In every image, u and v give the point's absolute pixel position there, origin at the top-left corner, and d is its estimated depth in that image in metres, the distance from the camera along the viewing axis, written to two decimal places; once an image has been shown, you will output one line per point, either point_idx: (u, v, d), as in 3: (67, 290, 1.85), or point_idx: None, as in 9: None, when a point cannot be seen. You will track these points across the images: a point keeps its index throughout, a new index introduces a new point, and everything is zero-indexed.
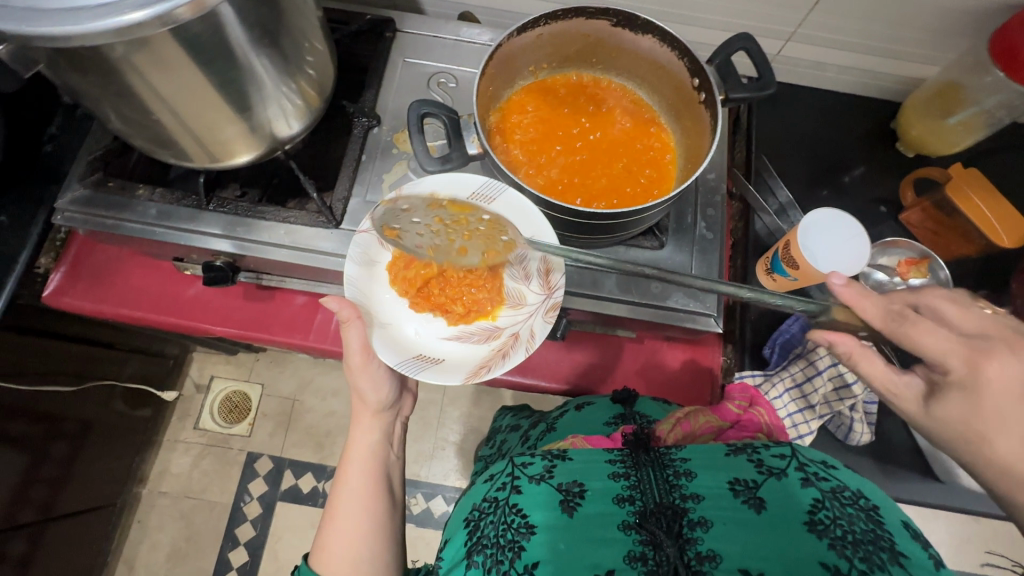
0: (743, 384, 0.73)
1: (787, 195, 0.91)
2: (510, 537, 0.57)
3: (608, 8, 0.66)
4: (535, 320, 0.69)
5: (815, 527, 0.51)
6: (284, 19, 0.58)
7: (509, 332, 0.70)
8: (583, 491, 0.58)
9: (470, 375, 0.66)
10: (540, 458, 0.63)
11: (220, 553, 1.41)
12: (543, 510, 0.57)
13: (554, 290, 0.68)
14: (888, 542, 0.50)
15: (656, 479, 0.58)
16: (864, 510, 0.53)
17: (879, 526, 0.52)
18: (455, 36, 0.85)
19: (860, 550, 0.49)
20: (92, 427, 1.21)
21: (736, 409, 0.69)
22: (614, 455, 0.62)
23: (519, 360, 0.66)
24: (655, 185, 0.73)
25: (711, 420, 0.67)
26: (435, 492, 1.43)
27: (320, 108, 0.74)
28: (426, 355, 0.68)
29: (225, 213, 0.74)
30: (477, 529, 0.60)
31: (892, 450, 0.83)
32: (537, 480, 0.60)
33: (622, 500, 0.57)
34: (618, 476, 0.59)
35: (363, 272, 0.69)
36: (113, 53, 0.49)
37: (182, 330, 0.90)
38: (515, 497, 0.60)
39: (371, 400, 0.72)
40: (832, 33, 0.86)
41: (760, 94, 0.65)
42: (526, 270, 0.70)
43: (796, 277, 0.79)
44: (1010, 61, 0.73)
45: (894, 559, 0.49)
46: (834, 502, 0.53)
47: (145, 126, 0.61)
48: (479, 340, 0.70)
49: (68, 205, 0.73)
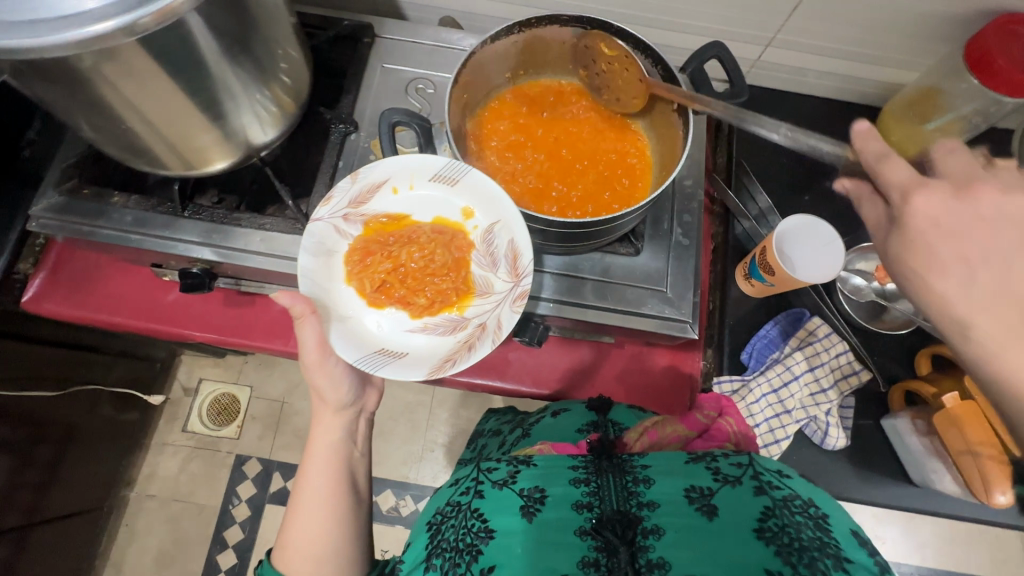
0: (714, 394, 0.69)
1: (767, 201, 0.90)
2: (469, 541, 0.59)
3: (581, 15, 0.67)
4: (502, 310, 0.66)
5: (764, 534, 0.52)
6: (255, 26, 0.58)
7: (476, 323, 0.67)
8: (544, 496, 0.60)
9: (433, 370, 0.64)
10: (505, 463, 0.65)
11: (208, 556, 1.41)
12: (502, 515, 0.59)
13: (522, 277, 0.66)
14: (833, 549, 0.50)
15: (615, 485, 0.60)
16: (813, 518, 0.53)
17: (827, 534, 0.52)
18: (435, 41, 0.85)
19: (805, 557, 0.50)
20: (78, 431, 1.20)
21: (704, 419, 0.67)
22: (577, 462, 0.63)
23: (485, 352, 0.64)
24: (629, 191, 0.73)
25: (678, 430, 0.66)
26: (423, 494, 1.44)
27: (297, 114, 0.74)
28: (390, 349, 0.66)
29: (202, 220, 0.74)
30: (438, 532, 0.62)
31: (870, 455, 0.84)
32: (500, 485, 0.62)
33: (581, 506, 0.58)
34: (579, 481, 0.60)
35: (319, 262, 0.67)
36: (81, 63, 0.48)
37: (162, 335, 0.90)
38: (477, 501, 0.62)
39: (330, 399, 0.71)
40: (810, 39, 0.87)
41: (732, 102, 0.66)
42: (493, 255, 0.68)
43: (773, 282, 0.79)
44: (985, 68, 0.73)
45: (838, 565, 0.49)
46: (785, 509, 0.53)
47: (117, 135, 0.60)
48: (445, 331, 0.67)
49: (42, 212, 0.73)
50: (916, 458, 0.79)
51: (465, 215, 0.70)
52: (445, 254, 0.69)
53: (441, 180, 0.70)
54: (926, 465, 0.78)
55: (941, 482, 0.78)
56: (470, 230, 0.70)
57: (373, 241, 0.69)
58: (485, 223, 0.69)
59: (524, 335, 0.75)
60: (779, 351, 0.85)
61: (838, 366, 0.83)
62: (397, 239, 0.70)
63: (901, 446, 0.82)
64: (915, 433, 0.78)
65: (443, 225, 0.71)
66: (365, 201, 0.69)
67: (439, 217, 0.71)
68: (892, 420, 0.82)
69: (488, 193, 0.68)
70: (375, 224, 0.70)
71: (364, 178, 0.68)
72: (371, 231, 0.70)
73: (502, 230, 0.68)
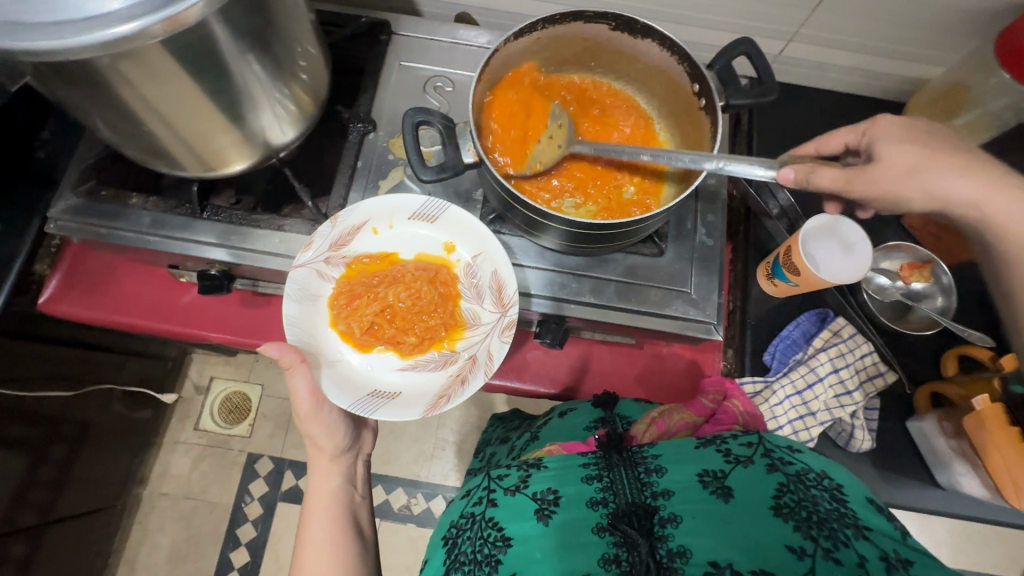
0: (715, 377, 0.73)
1: (789, 198, 0.86)
2: (487, 552, 0.58)
3: (608, 12, 0.64)
4: (492, 340, 0.70)
5: (781, 511, 0.53)
6: (275, 25, 0.57)
7: (466, 356, 0.71)
8: (558, 498, 0.59)
9: (429, 408, 0.67)
10: (516, 469, 0.65)
11: (221, 554, 1.41)
12: (517, 521, 0.59)
13: (508, 307, 0.69)
14: (852, 518, 0.53)
15: (628, 477, 0.60)
16: (827, 490, 0.55)
17: (842, 505, 0.54)
18: (452, 38, 0.83)
19: (824, 529, 0.51)
20: (91, 430, 1.21)
21: (709, 403, 0.70)
22: (588, 459, 0.63)
23: (479, 383, 0.68)
24: (554, 135, 0.70)
25: (685, 417, 0.69)
26: (435, 492, 1.43)
27: (314, 114, 0.73)
28: (381, 390, 0.69)
29: (220, 222, 0.73)
30: (455, 546, 0.62)
31: (893, 456, 0.83)
32: (512, 491, 0.62)
33: (596, 503, 0.58)
34: (592, 478, 0.60)
35: (305, 308, 0.70)
36: (101, 64, 0.48)
37: (177, 336, 0.89)
38: (492, 510, 0.61)
39: (327, 447, 0.75)
40: (834, 34, 0.85)
41: (761, 100, 0.64)
42: (477, 288, 0.73)
43: (798, 282, 0.78)
44: (1017, 63, 0.71)
45: (859, 534, 0.51)
46: (799, 485, 0.55)
47: (137, 137, 0.60)
48: (436, 366, 0.71)
49: (61, 214, 0.73)
50: (942, 460, 0.78)
51: (448, 249, 0.75)
52: (430, 292, 0.72)
53: (422, 218, 0.74)
54: (951, 467, 0.77)
55: (966, 485, 0.77)
56: (452, 263, 0.75)
57: (357, 282, 0.73)
58: (467, 257, 0.74)
59: (543, 336, 0.75)
60: (803, 351, 0.83)
61: (864, 366, 0.82)
62: (380, 279, 0.73)
63: (927, 449, 0.80)
64: (942, 434, 0.77)
65: (425, 261, 0.75)
66: (346, 243, 0.72)
67: (421, 254, 0.75)
68: (918, 422, 0.81)
69: (469, 230, 0.73)
70: (357, 265, 0.73)
71: (345, 222, 0.71)
72: (354, 272, 0.73)
73: (484, 262, 0.73)
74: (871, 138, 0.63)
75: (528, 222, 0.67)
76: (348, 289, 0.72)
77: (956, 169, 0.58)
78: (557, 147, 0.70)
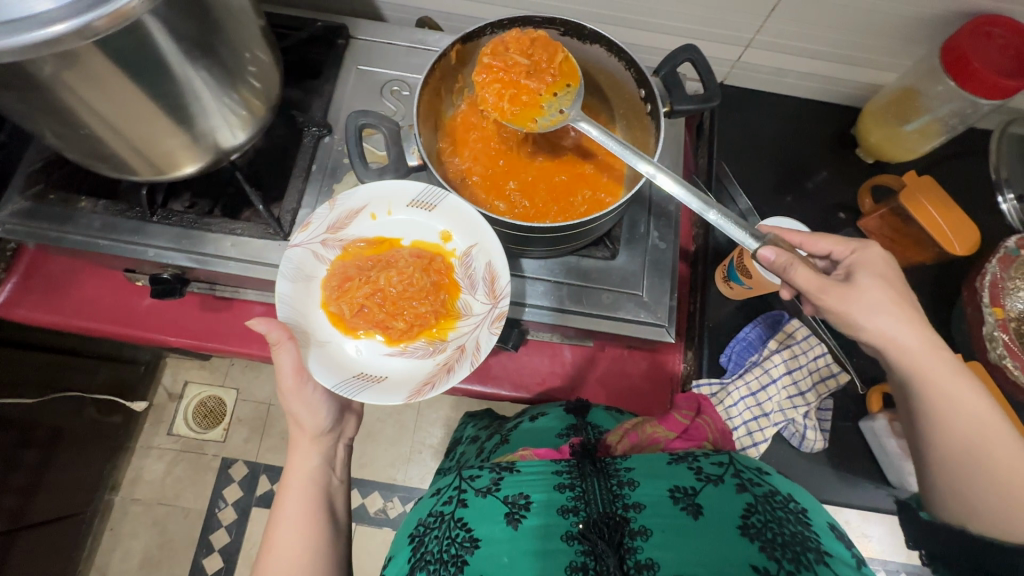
0: (689, 393, 0.71)
1: (748, 204, 0.90)
2: (454, 552, 0.57)
3: (555, 18, 0.66)
4: (481, 331, 0.68)
5: (748, 530, 0.52)
6: (219, 29, 0.57)
7: (455, 345, 0.69)
8: (528, 503, 0.58)
9: (412, 394, 0.66)
10: (487, 470, 0.63)
11: (195, 559, 1.39)
12: (488, 524, 0.58)
13: (500, 300, 0.68)
14: (815, 543, 0.52)
15: (600, 488, 0.58)
16: (793, 513, 0.54)
17: (807, 528, 0.53)
18: (410, 42, 0.84)
19: (788, 551, 0.51)
20: (60, 435, 1.20)
21: (684, 419, 0.67)
22: (561, 467, 0.62)
23: (465, 373, 0.66)
24: (560, 96, 0.67)
25: (658, 431, 0.66)
26: (411, 496, 1.43)
27: (267, 117, 0.73)
28: (368, 373, 0.68)
29: (172, 225, 0.73)
30: (421, 544, 0.61)
31: (851, 455, 0.84)
32: (483, 493, 0.61)
33: (566, 510, 0.57)
34: (564, 487, 0.59)
35: (298, 287, 0.69)
36: (40, 71, 0.48)
37: (139, 340, 0.89)
38: (461, 510, 0.60)
39: (308, 425, 0.71)
40: (789, 40, 0.86)
41: (705, 106, 0.66)
42: (471, 278, 0.71)
43: (750, 285, 0.80)
44: (961, 70, 0.73)
45: (820, 559, 0.51)
46: (766, 505, 0.54)
47: (81, 141, 0.59)
48: (424, 354, 0.69)
49: (9, 217, 0.73)
50: (893, 459, 0.79)
51: (444, 239, 0.73)
52: (423, 279, 0.70)
53: (420, 206, 0.73)
54: (901, 467, 0.78)
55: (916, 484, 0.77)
56: (448, 252, 0.73)
57: (351, 265, 0.71)
58: (463, 247, 0.72)
59: (504, 340, 0.76)
60: (758, 353, 0.85)
61: (816, 369, 0.83)
62: (375, 263, 0.72)
63: (878, 448, 0.81)
64: (893, 435, 0.78)
65: (421, 249, 0.73)
66: (344, 227, 0.72)
67: (418, 241, 0.74)
68: (870, 423, 0.82)
69: (466, 218, 0.71)
70: (354, 249, 0.72)
71: (343, 205, 0.71)
72: (349, 256, 0.72)
73: (479, 253, 0.71)
74: (856, 261, 0.59)
75: (511, 238, 0.68)
76: (341, 272, 0.71)
77: (890, 309, 0.55)
78: (558, 113, 0.67)
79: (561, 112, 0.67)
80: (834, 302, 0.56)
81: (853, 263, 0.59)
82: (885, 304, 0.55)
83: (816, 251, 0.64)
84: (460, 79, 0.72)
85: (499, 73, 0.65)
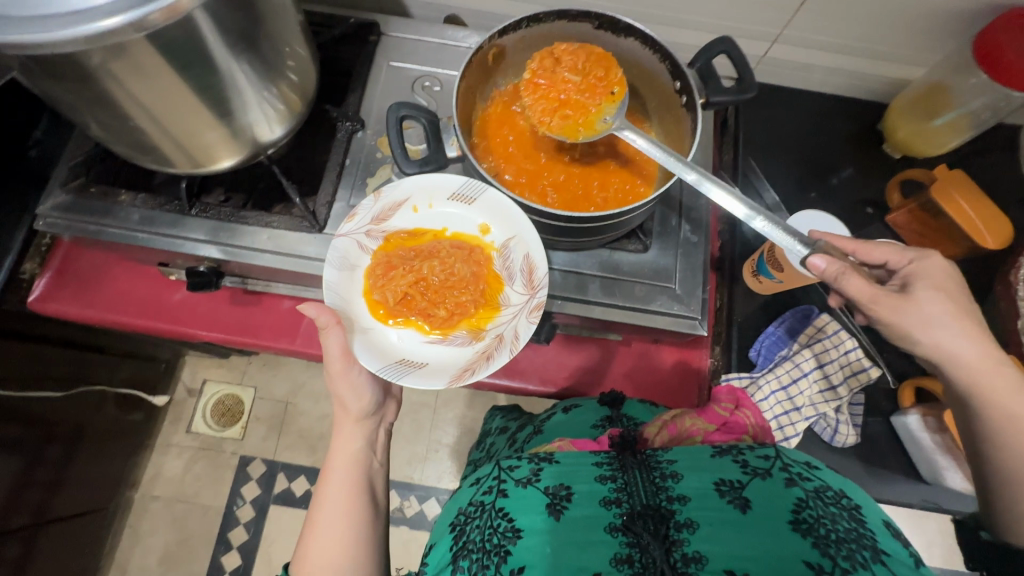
0: (729, 386, 0.70)
1: (775, 199, 0.91)
2: (496, 541, 0.57)
3: (591, 11, 0.66)
4: (519, 320, 0.69)
5: (800, 526, 0.52)
6: (263, 24, 0.58)
7: (493, 334, 0.69)
8: (570, 494, 0.58)
9: (454, 378, 0.66)
10: (526, 461, 0.64)
11: (213, 557, 1.40)
12: (529, 514, 0.58)
13: (537, 290, 0.69)
14: (871, 541, 0.51)
15: (642, 480, 0.59)
16: (846, 509, 0.53)
17: (861, 525, 0.52)
18: (440, 38, 0.85)
19: (842, 549, 0.50)
20: (85, 431, 1.21)
21: (723, 411, 0.67)
22: (601, 459, 0.62)
23: (505, 361, 0.67)
24: (606, 106, 0.67)
25: (696, 424, 0.65)
26: (428, 494, 1.43)
27: (303, 113, 0.74)
28: (410, 359, 0.68)
29: (209, 218, 0.74)
30: (462, 533, 0.61)
31: (881, 451, 0.84)
32: (524, 483, 0.61)
33: (609, 502, 0.57)
34: (605, 479, 0.59)
35: (343, 276, 0.69)
36: (90, 61, 0.49)
37: (169, 334, 0.89)
38: (502, 500, 0.60)
39: (352, 407, 0.71)
40: (817, 35, 0.86)
41: (740, 98, 0.66)
42: (509, 269, 0.72)
43: (781, 278, 0.81)
44: (993, 62, 0.73)
45: (876, 557, 0.49)
46: (817, 501, 0.54)
47: (125, 132, 0.60)
48: (463, 342, 0.69)
49: (50, 210, 0.74)
50: (927, 455, 0.78)
51: (483, 231, 0.74)
52: (463, 268, 0.71)
53: (460, 199, 0.74)
54: (936, 462, 0.78)
55: (951, 479, 0.77)
56: (487, 245, 0.73)
57: (394, 255, 0.72)
58: (501, 240, 0.73)
59: (536, 334, 0.77)
60: (788, 348, 0.86)
61: (847, 362, 0.83)
62: (416, 254, 0.72)
63: (911, 442, 0.81)
64: (927, 430, 0.78)
65: (461, 241, 0.74)
66: (387, 218, 0.73)
67: (457, 233, 0.74)
68: (902, 417, 0.82)
69: (506, 213, 0.72)
70: (396, 239, 0.73)
71: (387, 197, 0.72)
72: (392, 246, 0.72)
73: (517, 245, 0.71)
74: (911, 271, 0.59)
75: (550, 230, 0.69)
76: (385, 260, 0.71)
77: (936, 310, 0.56)
78: (602, 122, 0.67)
79: (606, 121, 0.67)
80: (886, 312, 0.57)
81: (909, 273, 0.59)
82: (935, 309, 0.56)
83: (871, 259, 0.63)
84: (490, 78, 0.74)
85: (543, 89, 0.67)
